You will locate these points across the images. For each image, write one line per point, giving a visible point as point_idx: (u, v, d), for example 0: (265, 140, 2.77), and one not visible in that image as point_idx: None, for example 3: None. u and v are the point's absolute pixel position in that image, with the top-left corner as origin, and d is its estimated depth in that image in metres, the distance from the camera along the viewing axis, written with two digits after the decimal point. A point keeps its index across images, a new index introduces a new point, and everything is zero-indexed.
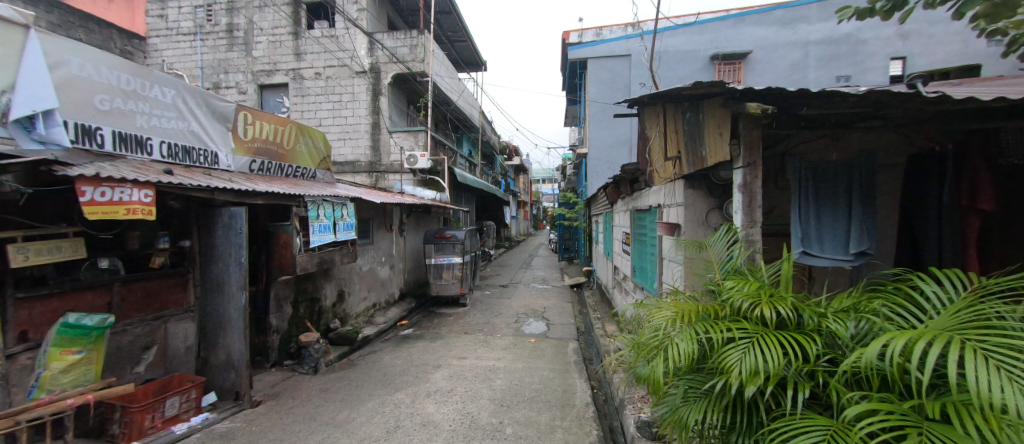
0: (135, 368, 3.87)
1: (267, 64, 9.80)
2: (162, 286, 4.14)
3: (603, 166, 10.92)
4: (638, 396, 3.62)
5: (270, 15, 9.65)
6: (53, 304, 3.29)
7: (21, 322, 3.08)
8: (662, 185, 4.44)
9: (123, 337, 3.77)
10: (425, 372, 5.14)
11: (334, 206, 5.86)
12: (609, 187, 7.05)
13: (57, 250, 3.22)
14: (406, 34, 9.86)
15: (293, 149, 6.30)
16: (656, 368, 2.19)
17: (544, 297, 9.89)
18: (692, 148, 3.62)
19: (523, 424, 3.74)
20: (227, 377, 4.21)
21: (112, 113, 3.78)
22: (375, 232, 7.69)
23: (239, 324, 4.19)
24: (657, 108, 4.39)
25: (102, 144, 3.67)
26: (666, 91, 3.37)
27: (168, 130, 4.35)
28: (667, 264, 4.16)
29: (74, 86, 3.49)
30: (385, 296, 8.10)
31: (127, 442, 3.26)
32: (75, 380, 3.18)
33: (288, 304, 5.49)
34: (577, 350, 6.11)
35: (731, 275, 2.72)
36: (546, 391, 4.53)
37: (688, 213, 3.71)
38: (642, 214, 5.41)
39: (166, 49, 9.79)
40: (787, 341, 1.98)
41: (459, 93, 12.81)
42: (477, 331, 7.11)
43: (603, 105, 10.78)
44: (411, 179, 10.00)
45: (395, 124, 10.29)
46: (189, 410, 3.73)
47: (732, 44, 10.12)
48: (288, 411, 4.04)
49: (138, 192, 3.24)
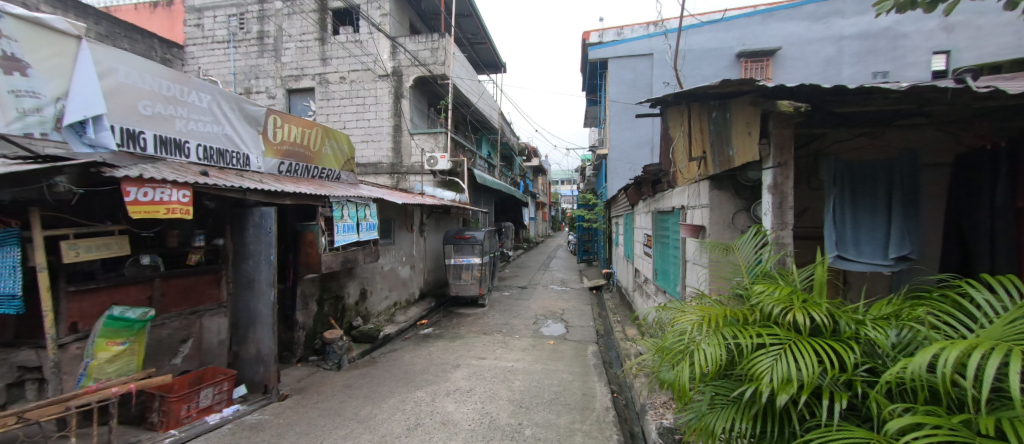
0: (172, 359, 4.07)
1: (295, 69, 10.13)
2: (199, 282, 4.34)
3: (624, 167, 10.76)
4: (660, 402, 3.51)
5: (298, 22, 9.98)
6: (100, 298, 3.49)
7: (72, 313, 3.28)
8: (686, 185, 4.33)
9: (162, 330, 3.97)
10: (445, 371, 5.19)
11: (358, 206, 5.99)
12: (630, 189, 6.93)
13: (105, 246, 3.43)
14: (427, 38, 10.00)
15: (320, 151, 6.49)
16: (682, 374, 2.15)
17: (563, 299, 9.82)
18: (718, 148, 3.51)
19: (542, 426, 3.72)
20: (256, 370, 4.36)
21: (154, 118, 4.00)
22: (397, 233, 7.82)
23: (268, 320, 4.33)
24: (680, 107, 4.29)
25: (145, 147, 3.88)
26: (691, 90, 3.30)
27: (205, 134, 4.56)
28: (691, 267, 4.06)
29: (121, 92, 3.70)
30: (405, 296, 8.22)
31: (165, 430, 3.43)
32: (117, 369, 3.39)
33: (314, 301, 5.64)
34: (597, 353, 6.03)
35: (760, 278, 2.63)
36: (565, 393, 4.50)
37: (714, 215, 3.61)
38: (665, 216, 5.29)
39: (203, 56, 10.26)
40: (822, 348, 1.89)
41: (478, 95, 12.90)
42: (496, 332, 7.12)
43: (624, 105, 10.62)
44: (431, 180, 10.14)
45: (416, 126, 10.45)
46: (222, 401, 3.89)
47: (760, 41, 9.80)
48: (313, 406, 4.14)
49: (177, 192, 3.41)
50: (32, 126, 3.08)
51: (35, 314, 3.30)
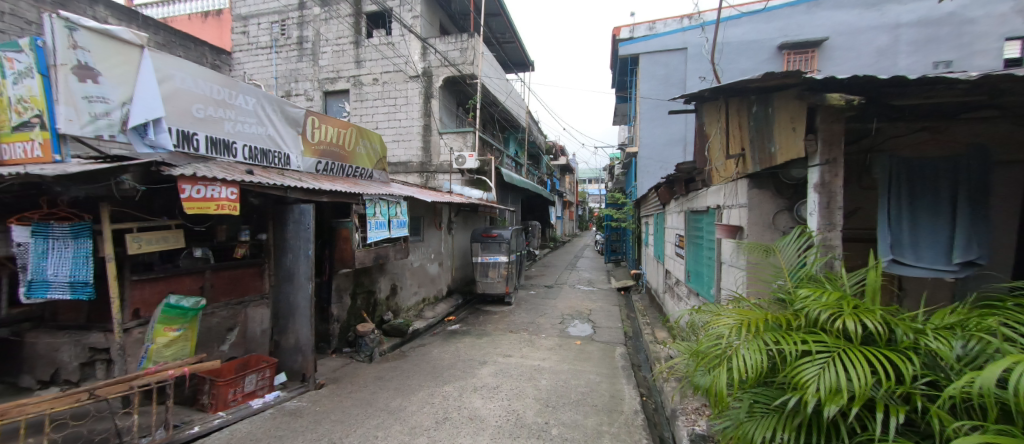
0: (221, 346, 4.33)
1: (331, 72, 10.50)
2: (244, 274, 4.60)
3: (655, 165, 10.48)
4: (692, 408, 3.38)
5: (335, 26, 10.35)
6: (159, 286, 3.78)
7: (135, 300, 3.57)
8: (722, 184, 4.17)
9: (212, 318, 4.24)
10: (472, 367, 5.26)
11: (390, 204, 6.15)
12: (661, 189, 6.73)
13: (164, 239, 3.70)
14: (457, 38, 10.12)
15: (354, 151, 6.70)
16: (719, 379, 2.08)
17: (590, 299, 9.70)
18: (759, 144, 3.35)
19: (569, 426, 3.70)
20: (295, 359, 4.56)
21: (206, 120, 4.26)
22: (426, 230, 7.97)
23: (306, 312, 4.51)
24: (717, 103, 4.14)
25: (198, 148, 4.14)
26: (730, 84, 3.17)
27: (250, 134, 4.81)
28: (728, 269, 3.91)
29: (178, 96, 3.97)
30: (434, 292, 8.37)
31: (214, 411, 3.67)
32: (173, 353, 3.64)
33: (348, 295, 5.85)
34: (625, 355, 5.92)
35: (805, 282, 2.50)
36: (593, 394, 4.45)
37: (753, 215, 3.45)
38: (699, 216, 5.10)
39: (248, 62, 10.83)
40: (875, 358, 1.78)
41: (507, 94, 12.93)
42: (522, 331, 7.13)
43: (657, 102, 10.33)
44: (460, 178, 10.25)
45: (445, 125, 10.60)
46: (264, 387, 4.10)
47: (804, 31, 9.27)
48: (348, 395, 4.30)
49: (225, 189, 3.62)
50: (102, 128, 3.41)
51: (103, 300, 3.61)
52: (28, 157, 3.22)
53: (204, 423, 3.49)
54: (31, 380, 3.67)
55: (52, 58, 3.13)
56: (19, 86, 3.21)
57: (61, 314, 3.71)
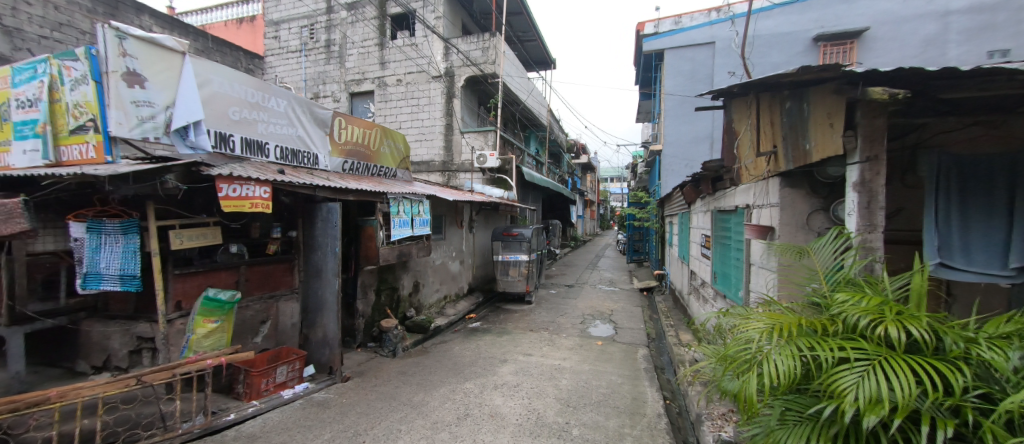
0: (254, 338, 4.53)
1: (357, 74, 10.75)
2: (276, 269, 4.79)
3: (680, 164, 10.23)
4: (719, 414, 3.28)
5: (360, 29, 10.59)
6: (199, 280, 3.98)
7: (177, 293, 3.79)
8: (752, 183, 4.03)
9: (246, 311, 4.43)
10: (493, 364, 5.29)
11: (413, 202, 6.24)
12: (686, 188, 6.55)
13: (203, 235, 3.88)
14: (479, 37, 10.16)
15: (379, 151, 6.85)
16: (748, 385, 2.02)
17: (611, 299, 9.58)
18: (793, 141, 3.22)
19: (590, 427, 3.67)
20: (323, 352, 4.71)
21: (241, 122, 4.44)
22: (447, 228, 8.06)
23: (333, 307, 4.63)
24: (747, 99, 4.01)
25: (233, 149, 4.33)
26: (762, 79, 3.07)
27: (282, 136, 4.99)
28: (758, 271, 3.77)
29: (215, 100, 4.16)
30: (455, 290, 8.46)
31: (248, 400, 3.86)
32: (212, 344, 3.83)
33: (372, 291, 6.00)
34: (648, 357, 5.82)
35: (842, 286, 2.39)
36: (614, 396, 4.40)
37: (786, 215, 3.31)
38: (727, 216, 4.94)
39: (279, 65, 11.23)
40: (921, 367, 1.68)
41: (528, 93, 12.91)
42: (543, 330, 7.12)
43: (682, 98, 10.07)
44: (481, 177, 10.29)
45: (467, 125, 10.68)
46: (295, 378, 4.26)
47: (842, 22, 8.83)
48: (372, 389, 4.41)
49: (259, 188, 3.77)
50: (148, 131, 3.62)
51: (149, 292, 3.83)
52: (84, 158, 3.47)
53: (239, 410, 3.66)
54: (86, 366, 3.94)
55: (104, 65, 3.35)
56: (76, 93, 3.46)
57: (112, 304, 3.97)
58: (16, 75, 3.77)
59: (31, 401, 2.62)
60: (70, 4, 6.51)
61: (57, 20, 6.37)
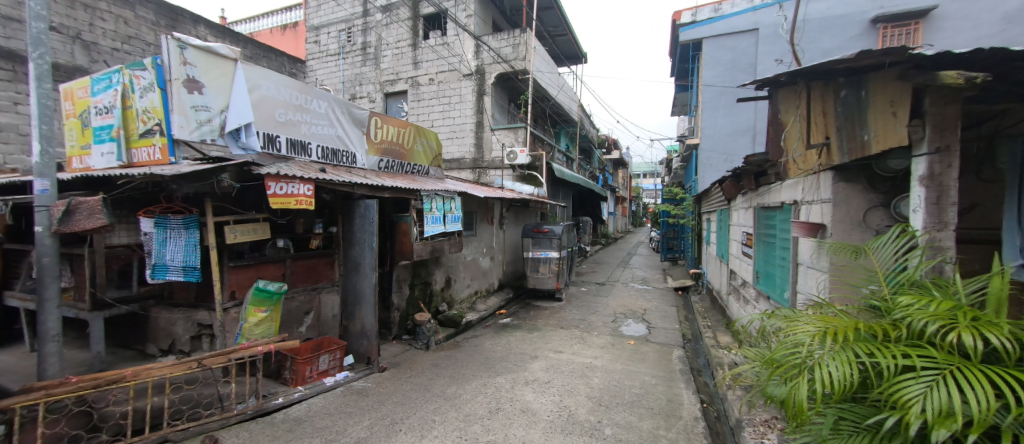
0: (299, 327, 4.78)
1: (391, 74, 11.04)
2: (318, 263, 5.02)
3: (719, 158, 9.80)
4: (761, 420, 3.12)
5: (394, 30, 10.86)
6: (250, 272, 4.26)
7: (232, 284, 4.06)
8: (799, 178, 3.80)
9: (292, 302, 4.68)
10: (524, 360, 5.31)
11: (445, 199, 6.34)
12: (726, 183, 6.26)
13: (253, 230, 4.13)
14: (509, 34, 10.17)
15: (412, 149, 7.00)
16: (798, 391, 1.92)
17: (644, 298, 9.35)
18: (849, 133, 3.02)
19: (623, 427, 3.61)
20: (361, 343, 4.88)
21: (287, 124, 4.68)
22: (478, 225, 8.15)
23: (370, 300, 4.79)
24: (795, 88, 3.79)
25: (280, 149, 4.57)
26: (816, 66, 2.88)
27: (323, 136, 5.22)
28: (806, 272, 3.55)
29: (264, 103, 4.41)
30: (486, 286, 8.55)
31: (295, 385, 4.08)
32: (262, 332, 4.08)
33: (407, 285, 6.17)
34: (684, 358, 5.63)
35: (906, 289, 2.21)
36: (648, 397, 4.30)
37: (839, 211, 3.08)
38: (771, 213, 4.67)
39: (319, 69, 11.70)
40: (1001, 380, 1.53)
41: (559, 88, 12.75)
42: (574, 327, 7.07)
43: (722, 89, 9.62)
44: (511, 174, 10.29)
45: (497, 122, 10.72)
46: (335, 367, 4.46)
47: (904, 1, 8.12)
48: (408, 380, 4.54)
49: (303, 186, 3.95)
50: (206, 134, 3.90)
51: (208, 282, 4.13)
52: (152, 160, 3.78)
53: (287, 395, 3.88)
54: (154, 349, 4.31)
55: (168, 73, 3.62)
56: (144, 100, 3.77)
57: (176, 293, 4.31)
58: (95, 85, 4.16)
59: (109, 379, 2.96)
60: (137, 17, 7.09)
61: (127, 33, 6.98)
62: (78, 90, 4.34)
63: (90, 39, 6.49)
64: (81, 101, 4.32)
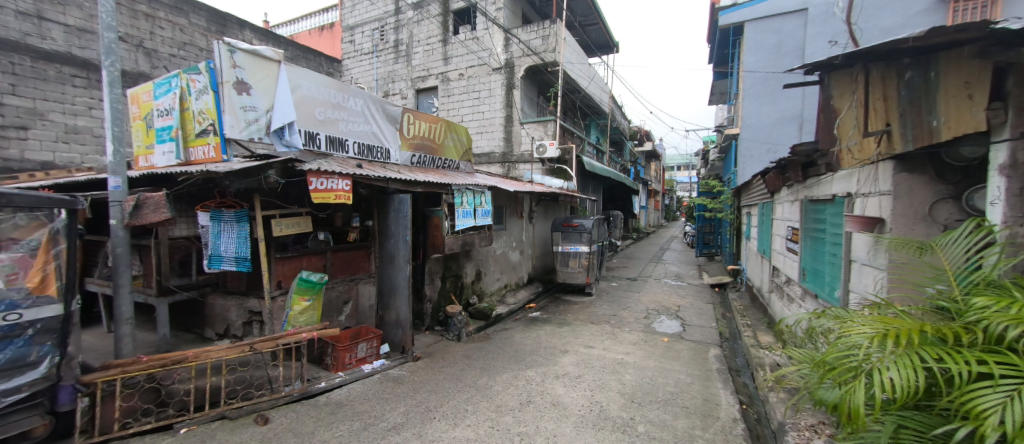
0: (339, 316, 4.99)
1: (422, 71, 11.19)
2: (356, 255, 5.21)
3: (761, 148, 9.29)
4: (806, 425, 2.96)
5: (425, 27, 10.98)
6: (294, 263, 4.49)
7: (278, 274, 4.31)
8: (853, 168, 3.54)
9: (332, 292, 4.89)
10: (554, 354, 5.29)
11: (475, 193, 6.39)
12: (769, 174, 5.92)
13: (297, 224, 4.33)
14: (539, 26, 10.05)
15: (443, 144, 7.09)
16: (854, 395, 1.81)
17: (678, 295, 9.08)
18: (913, 118, 2.78)
19: (657, 425, 3.53)
20: (396, 333, 5.02)
21: (326, 122, 4.85)
22: (508, 219, 8.18)
23: (404, 291, 4.91)
24: (851, 71, 3.52)
25: (320, 146, 4.76)
26: (875, 47, 2.68)
27: (359, 132, 5.37)
28: (861, 269, 3.31)
29: (305, 102, 4.59)
30: (515, 279, 8.58)
31: (335, 371, 4.28)
32: (306, 319, 4.30)
33: (438, 278, 6.31)
34: (721, 358, 5.42)
35: (981, 290, 2.01)
36: (683, 395, 4.18)
37: (900, 204, 2.85)
38: (820, 206, 4.37)
39: (354, 67, 12.05)
40: None
41: (590, 79, 12.49)
42: (604, 322, 6.98)
43: (766, 75, 9.08)
44: (541, 168, 10.23)
45: (526, 115, 10.66)
46: (373, 355, 4.62)
47: None
48: (440, 370, 4.65)
49: (341, 181, 4.09)
50: (253, 132, 4.14)
51: (257, 272, 4.39)
52: (207, 157, 4.04)
53: (329, 380, 4.08)
54: (211, 333, 4.65)
55: (220, 76, 3.87)
56: (200, 101, 4.03)
57: (230, 282, 4.62)
58: (156, 89, 4.48)
59: (174, 359, 3.26)
60: (190, 24, 7.56)
61: (182, 40, 7.46)
62: (143, 94, 4.71)
63: (150, 47, 7.00)
64: (146, 104, 4.68)
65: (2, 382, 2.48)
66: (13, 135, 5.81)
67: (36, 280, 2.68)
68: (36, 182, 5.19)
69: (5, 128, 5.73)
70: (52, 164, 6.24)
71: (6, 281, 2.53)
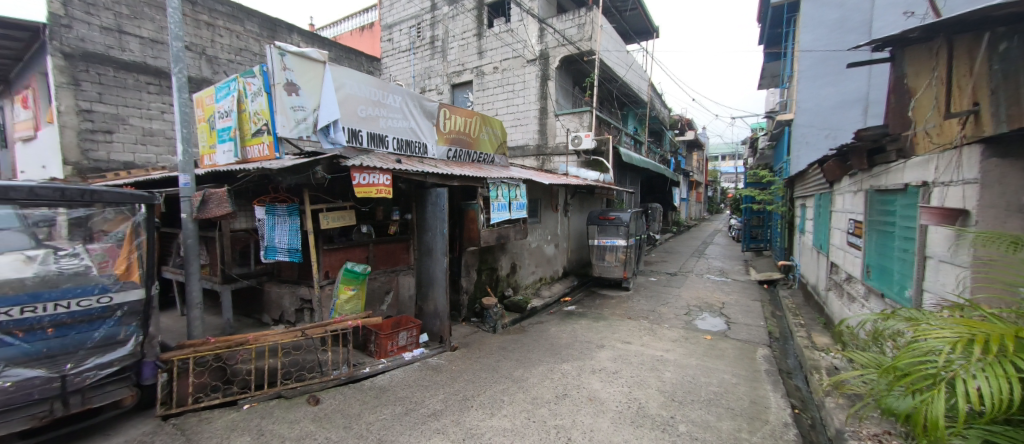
0: (381, 306, 5.19)
1: (457, 66, 11.27)
2: (396, 248, 5.37)
3: (819, 134, 8.61)
4: (870, 434, 2.75)
5: (460, 22, 11.03)
6: (340, 254, 4.71)
7: (326, 264, 4.55)
8: (930, 155, 3.20)
9: (375, 282, 5.09)
10: (590, 349, 5.22)
11: (511, 187, 6.37)
12: (828, 163, 5.47)
13: (342, 217, 4.55)
14: (575, 14, 9.84)
15: (478, 138, 7.13)
16: (933, 405, 1.65)
17: (722, 291, 8.68)
18: (1006, 96, 2.47)
19: (700, 426, 3.40)
20: (434, 323, 5.14)
21: (367, 119, 5.01)
22: (543, 212, 8.13)
23: (442, 283, 5.01)
24: (932, 46, 3.16)
25: (362, 142, 4.93)
26: (962, 16, 2.40)
27: (398, 128, 5.50)
28: (939, 267, 3.00)
29: (348, 101, 4.75)
30: (550, 273, 8.54)
31: (378, 357, 4.45)
32: (351, 308, 4.48)
33: (474, 270, 6.40)
34: (770, 358, 5.13)
35: None
36: (728, 396, 4.00)
37: (989, 195, 2.54)
38: (889, 197, 3.98)
39: (393, 65, 12.34)
40: None
41: (628, 67, 12.09)
42: (643, 318, 6.80)
43: (826, 54, 8.40)
44: (576, 160, 10.09)
45: (561, 107, 10.50)
46: (413, 343, 4.75)
47: None
48: (477, 360, 4.72)
49: (382, 175, 4.21)
50: (302, 131, 4.35)
51: (307, 263, 4.64)
52: (261, 156, 4.29)
53: (373, 365, 4.25)
54: (268, 318, 4.99)
55: (272, 79, 4.08)
56: (255, 103, 4.30)
57: (284, 271, 4.93)
58: (217, 93, 4.82)
59: (236, 342, 3.51)
60: (245, 31, 8.04)
61: (239, 46, 7.94)
62: (206, 97, 5.07)
63: (212, 54, 7.51)
64: (209, 107, 5.04)
65: (96, 356, 2.78)
66: (101, 139, 6.46)
67: (122, 268, 2.96)
68: (119, 181, 5.74)
69: (94, 132, 6.38)
70: (133, 164, 6.88)
71: (99, 268, 2.84)
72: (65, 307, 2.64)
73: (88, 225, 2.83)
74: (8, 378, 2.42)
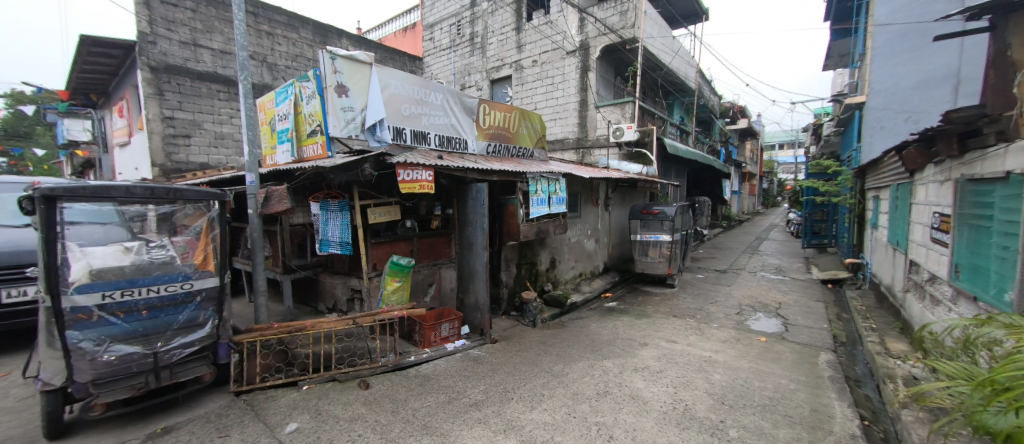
0: (425, 297, 5.38)
1: (497, 61, 11.34)
2: (438, 242, 5.53)
3: (897, 117, 7.92)
4: None
5: (499, 17, 11.05)
6: (387, 248, 4.93)
7: (374, 257, 4.79)
8: None
9: (419, 275, 5.28)
10: (632, 347, 5.12)
11: (550, 181, 6.34)
12: (906, 151, 4.90)
13: (389, 212, 4.74)
14: (617, 1, 9.59)
15: (517, 132, 7.13)
16: None
17: (778, 290, 8.14)
18: None
19: (752, 432, 3.25)
20: (476, 315, 5.24)
21: (411, 117, 5.18)
22: (583, 206, 8.02)
23: (483, 276, 5.10)
24: None
25: (405, 140, 5.10)
26: None
27: (440, 125, 5.63)
28: None
29: (393, 100, 4.93)
30: (590, 268, 8.43)
31: (422, 347, 4.62)
32: (397, 298, 4.68)
33: (514, 265, 6.47)
34: (834, 364, 4.77)
35: None
36: (785, 402, 3.77)
37: None
38: (985, 188, 3.53)
39: (434, 63, 12.62)
40: None
41: (673, 54, 11.57)
42: (689, 316, 6.56)
43: (905, 27, 7.60)
44: (617, 153, 9.85)
45: (602, 98, 10.28)
46: (455, 335, 4.89)
47: None
48: (518, 353, 4.78)
49: (425, 172, 4.34)
50: (352, 130, 4.56)
51: (357, 255, 4.91)
52: (316, 155, 4.57)
53: (417, 354, 4.42)
54: (323, 307, 5.34)
55: (325, 82, 4.33)
56: (310, 105, 4.58)
57: (336, 263, 5.24)
58: (277, 97, 5.18)
59: (296, 328, 3.79)
60: (300, 38, 8.54)
61: (295, 52, 8.46)
62: (267, 102, 5.47)
63: (271, 61, 8.06)
64: (269, 110, 5.43)
65: (181, 336, 3.09)
66: (181, 143, 7.18)
67: (200, 258, 3.28)
68: (196, 181, 6.34)
69: (176, 137, 7.09)
70: (207, 165, 7.54)
71: (181, 258, 3.17)
72: (156, 292, 2.96)
73: (172, 220, 3.18)
74: (113, 353, 2.77)
